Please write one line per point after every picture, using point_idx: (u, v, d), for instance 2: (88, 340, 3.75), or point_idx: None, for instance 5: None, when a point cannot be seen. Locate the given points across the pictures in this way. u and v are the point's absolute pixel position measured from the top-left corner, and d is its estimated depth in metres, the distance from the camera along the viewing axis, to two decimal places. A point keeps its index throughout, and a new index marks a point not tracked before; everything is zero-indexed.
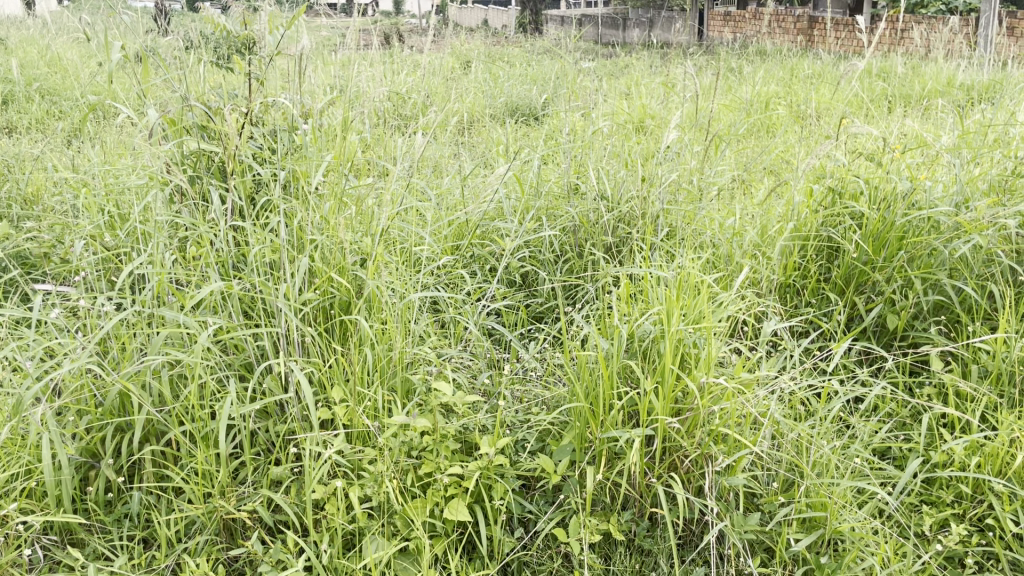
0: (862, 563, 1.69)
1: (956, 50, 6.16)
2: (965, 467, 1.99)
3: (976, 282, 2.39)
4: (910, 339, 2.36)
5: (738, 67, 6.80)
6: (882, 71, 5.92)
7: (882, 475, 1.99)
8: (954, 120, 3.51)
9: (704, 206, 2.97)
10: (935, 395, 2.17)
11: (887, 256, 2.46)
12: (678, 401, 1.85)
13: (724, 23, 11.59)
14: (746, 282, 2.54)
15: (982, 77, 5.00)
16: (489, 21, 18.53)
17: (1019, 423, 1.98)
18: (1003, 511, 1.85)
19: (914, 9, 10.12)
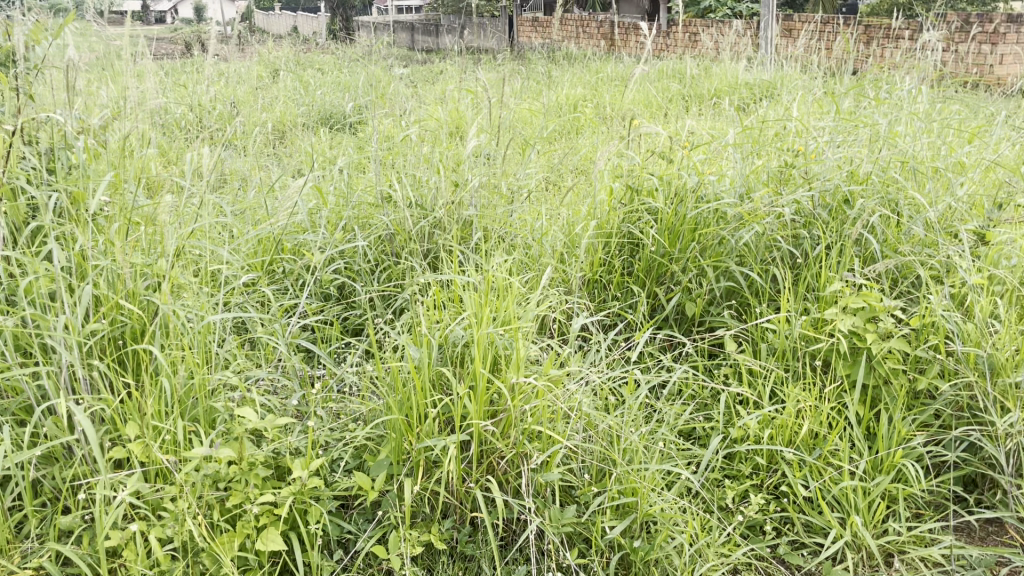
0: (672, 542, 1.79)
1: (740, 52, 6.62)
2: (760, 440, 2.14)
3: (762, 267, 2.57)
4: (707, 325, 2.52)
5: (547, 71, 7.00)
6: (677, 73, 6.28)
7: (688, 455, 2.10)
8: (738, 116, 3.77)
9: (514, 208, 3.03)
10: (731, 374, 2.32)
11: (681, 247, 2.62)
12: (492, 404, 1.86)
13: (533, 29, 11.90)
14: (555, 280, 2.61)
15: (763, 76, 5.40)
16: (300, 29, 18.07)
17: (804, 395, 2.16)
18: (794, 478, 2.03)
19: (705, 14, 10.80)
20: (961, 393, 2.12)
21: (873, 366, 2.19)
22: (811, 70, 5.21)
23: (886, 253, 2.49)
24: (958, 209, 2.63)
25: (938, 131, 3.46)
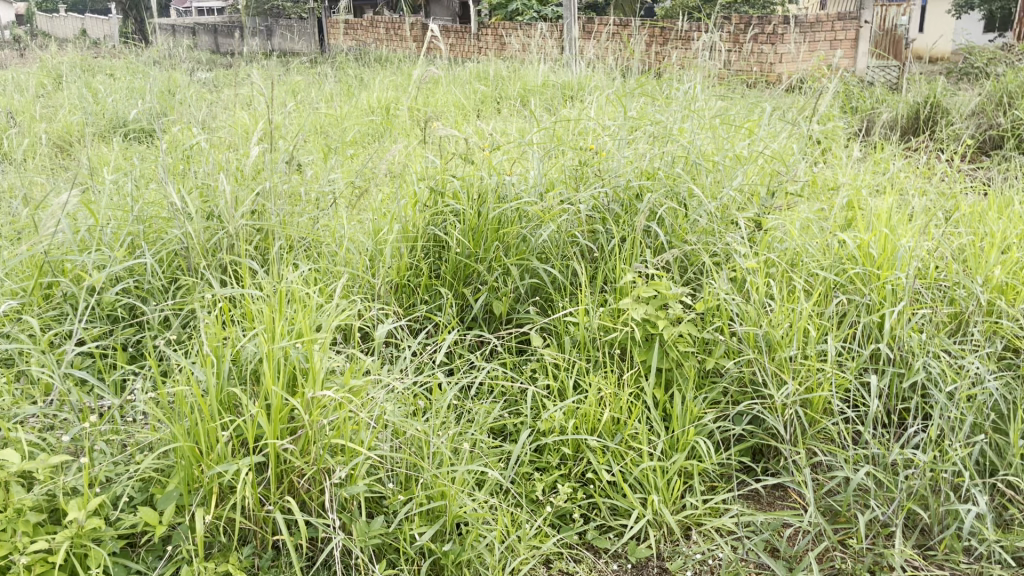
0: (483, 541, 1.81)
1: (546, 53, 6.79)
2: (566, 430, 2.19)
3: (562, 262, 2.64)
4: (514, 321, 2.55)
5: (355, 74, 6.87)
6: (487, 74, 6.35)
7: (497, 452, 2.12)
8: (539, 116, 3.86)
9: (315, 215, 2.95)
10: (538, 369, 2.37)
11: (485, 247, 2.64)
12: (290, 420, 1.78)
13: (344, 33, 11.71)
14: (359, 288, 2.55)
15: (567, 76, 5.56)
16: (91, 31, 16.79)
17: (604, 383, 2.23)
18: (598, 464, 2.09)
19: (512, 16, 11.01)
20: (743, 371, 2.28)
21: (666, 351, 2.31)
22: (610, 71, 5.43)
23: (675, 243, 2.63)
24: (737, 199, 2.83)
25: (719, 127, 3.71)
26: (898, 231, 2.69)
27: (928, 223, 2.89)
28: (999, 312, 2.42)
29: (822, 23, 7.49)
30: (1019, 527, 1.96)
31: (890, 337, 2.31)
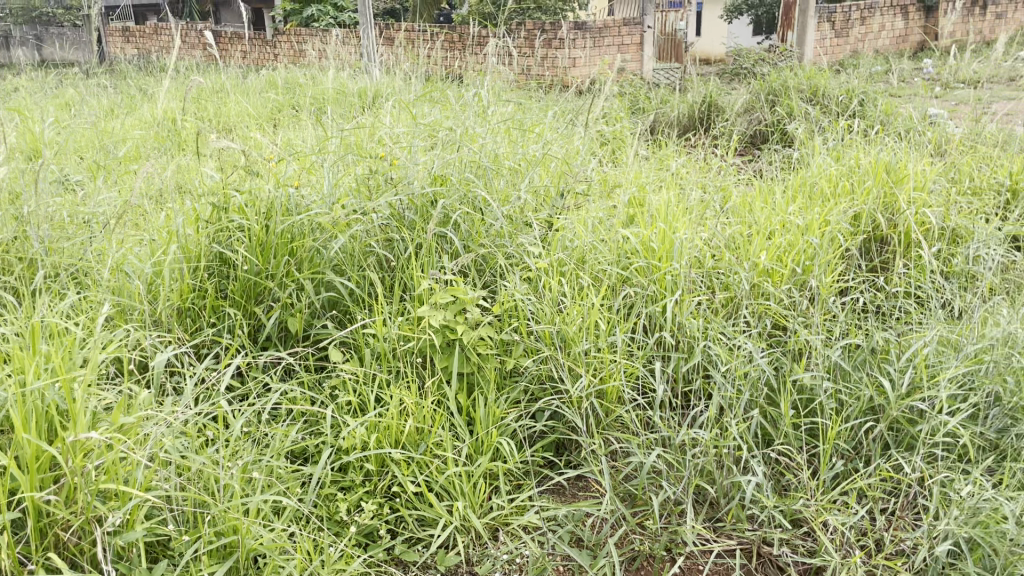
0: (281, 572, 1.73)
1: (343, 59, 6.65)
2: (368, 445, 2.12)
3: (358, 273, 2.57)
4: (311, 337, 2.45)
5: (135, 85, 6.42)
6: (281, 82, 6.14)
7: (296, 476, 2.03)
8: (331, 123, 3.75)
9: (84, 239, 2.70)
10: (337, 384, 2.28)
11: (274, 263, 2.52)
12: (51, 468, 1.62)
13: (126, 42, 10.95)
14: (137, 316, 2.36)
15: (363, 81, 5.47)
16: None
17: (405, 393, 2.18)
18: (403, 476, 2.04)
19: (308, 22, 10.73)
20: (541, 368, 2.33)
21: (465, 356, 2.30)
22: (406, 77, 5.40)
23: (470, 247, 2.64)
24: (528, 201, 2.89)
25: (511, 130, 3.78)
26: (677, 224, 2.86)
27: (704, 214, 3.09)
28: (766, 293, 2.62)
29: (609, 28, 7.84)
30: (794, 490, 2.13)
31: (674, 325, 2.45)
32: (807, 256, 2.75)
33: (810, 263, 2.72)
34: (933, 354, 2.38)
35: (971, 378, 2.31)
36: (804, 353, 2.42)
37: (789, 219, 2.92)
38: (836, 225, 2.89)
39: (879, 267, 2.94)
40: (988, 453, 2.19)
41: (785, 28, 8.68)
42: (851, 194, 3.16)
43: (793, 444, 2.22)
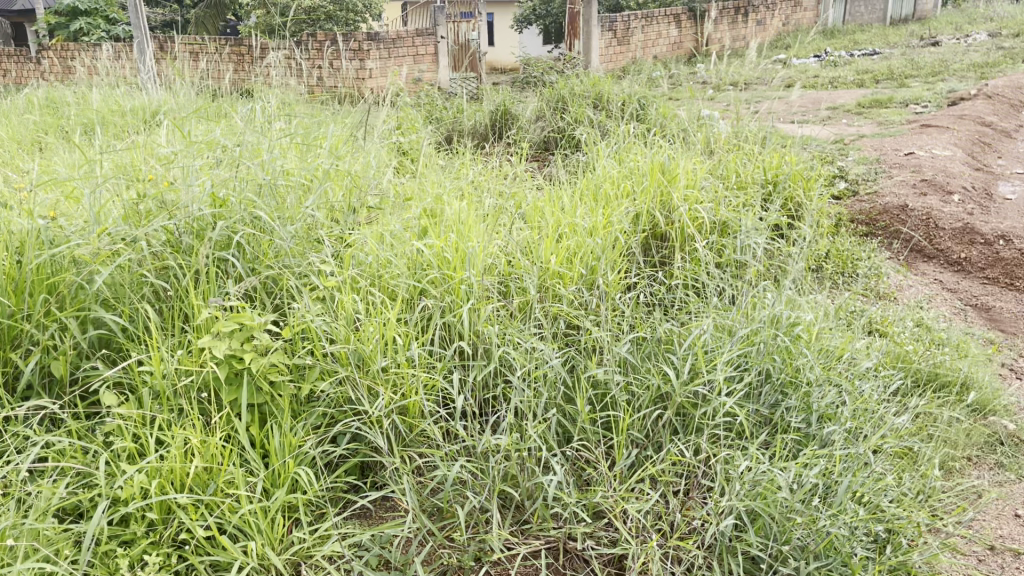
0: None
1: (117, 75, 6.20)
2: (150, 492, 1.96)
3: (131, 307, 2.38)
4: (80, 381, 2.23)
5: None
6: (44, 101, 5.64)
7: (67, 536, 1.84)
8: (96, 145, 3.47)
9: None
10: (112, 430, 2.09)
11: (30, 303, 2.27)
12: None
13: None
14: None
15: (138, 97, 5.13)
16: None
17: (189, 432, 2.03)
18: (191, 521, 1.89)
19: (78, 36, 9.94)
20: (339, 391, 2.22)
21: (255, 385, 2.17)
22: (186, 91, 5.11)
23: (255, 269, 2.51)
24: (316, 217, 2.79)
25: (298, 145, 3.65)
26: (469, 233, 2.87)
27: (495, 221, 3.12)
28: (558, 295, 2.70)
29: (403, 39, 8.08)
30: (594, 484, 2.19)
31: (472, 333, 2.43)
32: (593, 257, 2.85)
33: (597, 263, 2.83)
34: (711, 340, 2.54)
35: (744, 360, 2.49)
36: (596, 349, 2.51)
37: (575, 221, 3.02)
38: (617, 225, 3.02)
39: (659, 263, 3.11)
40: (763, 427, 2.37)
41: (572, 37, 9.12)
42: (631, 195, 3.32)
43: (591, 439, 2.28)
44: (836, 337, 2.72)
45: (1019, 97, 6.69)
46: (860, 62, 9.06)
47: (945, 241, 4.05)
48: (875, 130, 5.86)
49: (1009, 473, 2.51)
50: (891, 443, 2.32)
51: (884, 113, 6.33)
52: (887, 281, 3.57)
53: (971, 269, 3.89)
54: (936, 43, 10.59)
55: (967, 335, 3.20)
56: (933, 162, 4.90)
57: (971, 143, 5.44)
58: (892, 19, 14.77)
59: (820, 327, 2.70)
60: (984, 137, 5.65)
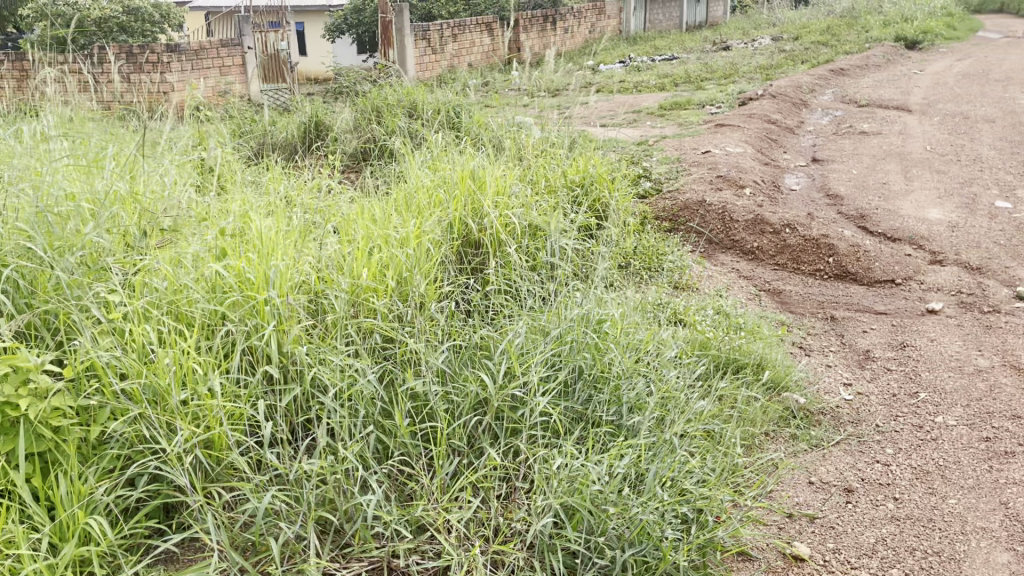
0: None
1: None
2: None
3: None
4: None
5: None
6: None
7: None
8: None
9: None
10: None
11: None
12: None
13: None
14: None
15: None
16: None
17: None
18: None
19: None
20: (133, 430, 2.06)
21: (35, 433, 1.97)
22: None
23: (32, 305, 2.29)
24: (102, 245, 2.59)
25: (82, 166, 3.38)
26: (274, 250, 2.74)
27: (303, 238, 2.97)
28: (372, 311, 2.59)
29: (207, 50, 7.92)
30: (416, 498, 2.16)
31: (280, 355, 2.33)
32: (406, 268, 2.76)
33: (409, 274, 2.74)
34: (524, 343, 2.57)
35: (558, 359, 2.55)
36: (412, 360, 2.47)
37: (387, 233, 2.92)
38: (429, 235, 2.96)
39: (473, 270, 3.12)
40: (578, 423, 2.42)
41: (386, 46, 9.15)
42: (442, 204, 3.26)
43: (411, 452, 2.24)
44: (642, 330, 2.84)
45: (799, 96, 7.31)
46: (661, 66, 9.60)
47: (740, 233, 4.34)
48: (677, 131, 6.22)
49: (801, 444, 2.72)
50: (694, 427, 2.45)
51: (683, 115, 6.72)
52: (689, 273, 3.79)
53: (763, 257, 4.20)
54: (727, 48, 11.40)
55: (761, 319, 3.44)
56: (728, 159, 5.26)
57: (760, 140, 5.88)
58: (688, 25, 15.79)
59: (627, 321, 2.81)
60: (771, 134, 6.12)
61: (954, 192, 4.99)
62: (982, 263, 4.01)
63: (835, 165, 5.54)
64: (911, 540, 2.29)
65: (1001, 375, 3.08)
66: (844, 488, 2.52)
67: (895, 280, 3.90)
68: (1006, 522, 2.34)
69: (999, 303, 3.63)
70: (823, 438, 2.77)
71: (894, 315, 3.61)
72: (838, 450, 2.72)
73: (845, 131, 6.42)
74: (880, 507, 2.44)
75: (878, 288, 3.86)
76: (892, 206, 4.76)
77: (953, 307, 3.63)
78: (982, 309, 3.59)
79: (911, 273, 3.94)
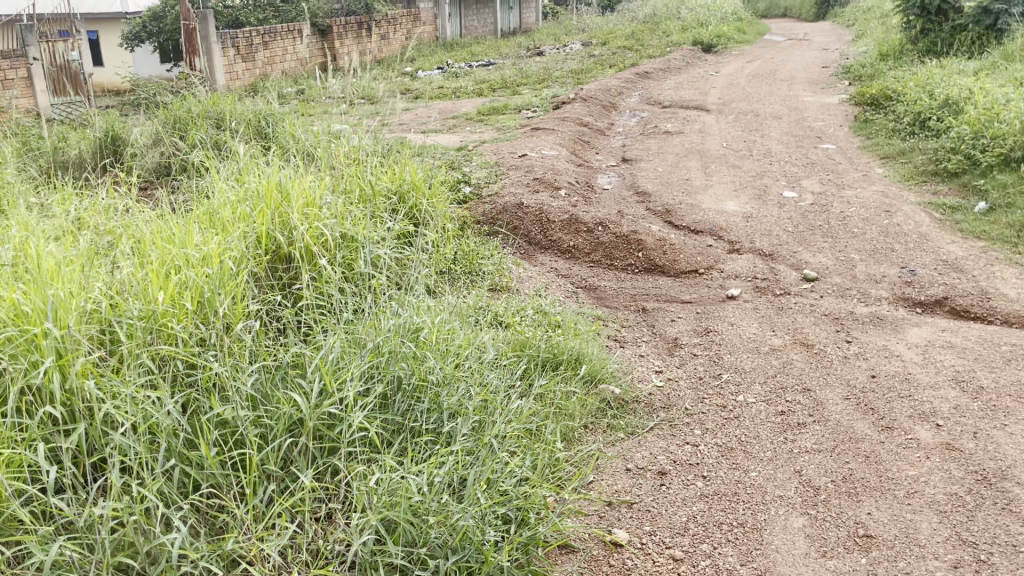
0: None
1: None
2: None
3: None
4: None
5: None
6: None
7: None
8: None
9: None
10: None
11: None
12: None
13: None
14: None
15: None
16: None
17: None
18: None
19: None
20: None
21: None
22: None
23: None
24: None
25: None
26: (57, 277, 2.52)
27: (91, 263, 2.73)
28: (172, 335, 2.44)
29: None
30: (228, 529, 2.04)
31: (66, 392, 2.14)
32: (207, 288, 2.61)
33: (212, 293, 2.59)
34: (339, 357, 2.50)
35: (375, 371, 2.47)
36: (218, 386, 2.34)
37: (187, 252, 2.74)
38: (234, 251, 2.82)
39: (285, 286, 3.01)
40: (398, 434, 2.39)
41: (190, 55, 8.77)
42: (248, 219, 3.08)
43: (221, 483, 2.11)
44: (460, 334, 2.84)
45: (609, 99, 7.63)
46: (477, 72, 9.74)
47: (556, 233, 4.47)
48: (494, 136, 6.31)
49: (618, 433, 2.83)
50: (513, 427, 2.47)
51: (500, 120, 6.84)
52: (508, 275, 3.85)
53: (579, 256, 4.33)
54: (541, 53, 11.73)
55: (578, 315, 3.55)
56: (543, 162, 5.40)
57: (573, 142, 6.09)
58: (502, 31, 16.13)
59: (445, 327, 2.80)
60: (583, 136, 6.35)
61: (748, 185, 5.38)
62: (773, 250, 4.34)
63: (643, 164, 5.83)
64: (719, 515, 2.43)
65: (792, 352, 3.34)
66: (658, 471, 2.65)
67: (699, 270, 4.14)
68: (801, 488, 2.53)
69: (789, 286, 3.94)
70: (637, 426, 2.90)
71: (698, 303, 3.83)
72: (653, 436, 2.85)
73: (651, 131, 6.77)
74: (691, 486, 2.58)
75: (684, 278, 4.09)
76: (695, 200, 5.06)
77: (750, 292, 3.91)
78: (774, 293, 3.88)
79: (712, 263, 4.20)
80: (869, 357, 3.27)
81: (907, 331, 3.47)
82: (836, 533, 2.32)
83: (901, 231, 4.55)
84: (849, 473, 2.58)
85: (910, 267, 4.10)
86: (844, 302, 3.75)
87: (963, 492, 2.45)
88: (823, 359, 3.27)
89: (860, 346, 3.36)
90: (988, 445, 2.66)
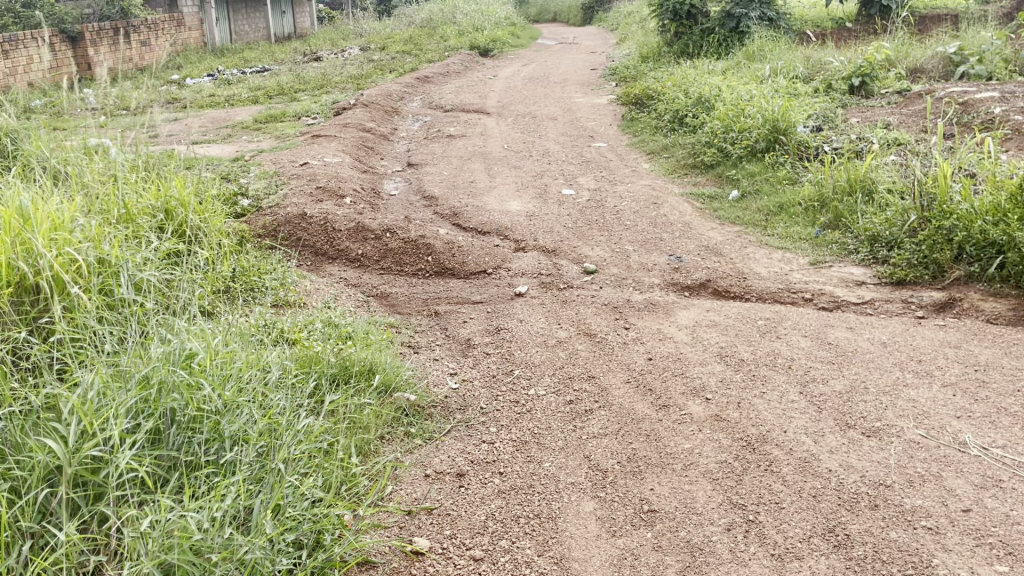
0: None
1: None
2: None
3: None
4: None
5: None
6: None
7: None
8: None
9: None
10: None
11: None
12: None
13: None
14: None
15: None
16: None
17: None
18: None
19: None
20: None
21: None
22: None
23: None
24: None
25: None
26: None
27: None
28: None
29: None
30: None
31: None
32: None
33: None
34: (101, 394, 2.28)
35: (144, 405, 2.28)
36: None
37: None
38: None
39: (34, 320, 2.71)
40: (175, 469, 2.22)
41: None
42: None
43: None
44: (240, 355, 2.69)
45: (390, 104, 7.59)
46: (251, 79, 9.35)
47: (343, 242, 4.38)
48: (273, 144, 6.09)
49: (414, 440, 2.82)
50: (302, 448, 2.38)
51: (278, 128, 6.60)
52: (293, 289, 3.72)
53: (368, 264, 4.27)
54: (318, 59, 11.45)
55: (368, 324, 3.50)
56: (325, 170, 5.27)
57: (356, 149, 5.99)
58: (276, 36, 15.59)
59: (222, 350, 2.64)
60: (366, 142, 6.28)
61: (528, 185, 5.55)
62: (555, 246, 4.50)
63: (427, 168, 5.85)
64: (516, 509, 2.49)
65: (577, 342, 3.49)
66: (457, 474, 2.66)
67: (487, 270, 4.21)
68: (590, 473, 2.64)
69: (571, 280, 4.11)
70: (434, 431, 2.89)
71: (488, 302, 3.90)
72: (449, 439, 2.86)
73: (434, 135, 6.81)
74: (488, 484, 2.61)
75: (473, 279, 4.15)
76: (479, 202, 5.15)
77: (536, 288, 4.03)
78: (558, 287, 4.03)
79: (499, 262, 4.29)
80: (645, 341, 3.47)
81: (677, 314, 3.73)
82: (624, 512, 2.44)
83: (668, 221, 4.88)
84: (633, 454, 2.72)
85: (677, 254, 4.41)
86: (622, 292, 3.97)
87: (731, 459, 2.66)
88: (605, 347, 3.44)
89: (637, 331, 3.57)
90: (750, 413, 2.91)
